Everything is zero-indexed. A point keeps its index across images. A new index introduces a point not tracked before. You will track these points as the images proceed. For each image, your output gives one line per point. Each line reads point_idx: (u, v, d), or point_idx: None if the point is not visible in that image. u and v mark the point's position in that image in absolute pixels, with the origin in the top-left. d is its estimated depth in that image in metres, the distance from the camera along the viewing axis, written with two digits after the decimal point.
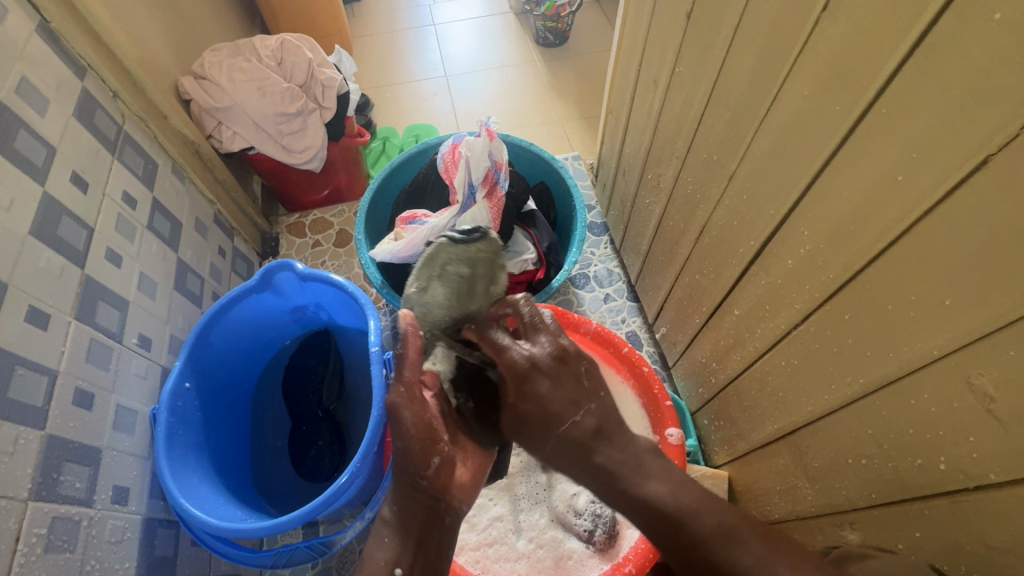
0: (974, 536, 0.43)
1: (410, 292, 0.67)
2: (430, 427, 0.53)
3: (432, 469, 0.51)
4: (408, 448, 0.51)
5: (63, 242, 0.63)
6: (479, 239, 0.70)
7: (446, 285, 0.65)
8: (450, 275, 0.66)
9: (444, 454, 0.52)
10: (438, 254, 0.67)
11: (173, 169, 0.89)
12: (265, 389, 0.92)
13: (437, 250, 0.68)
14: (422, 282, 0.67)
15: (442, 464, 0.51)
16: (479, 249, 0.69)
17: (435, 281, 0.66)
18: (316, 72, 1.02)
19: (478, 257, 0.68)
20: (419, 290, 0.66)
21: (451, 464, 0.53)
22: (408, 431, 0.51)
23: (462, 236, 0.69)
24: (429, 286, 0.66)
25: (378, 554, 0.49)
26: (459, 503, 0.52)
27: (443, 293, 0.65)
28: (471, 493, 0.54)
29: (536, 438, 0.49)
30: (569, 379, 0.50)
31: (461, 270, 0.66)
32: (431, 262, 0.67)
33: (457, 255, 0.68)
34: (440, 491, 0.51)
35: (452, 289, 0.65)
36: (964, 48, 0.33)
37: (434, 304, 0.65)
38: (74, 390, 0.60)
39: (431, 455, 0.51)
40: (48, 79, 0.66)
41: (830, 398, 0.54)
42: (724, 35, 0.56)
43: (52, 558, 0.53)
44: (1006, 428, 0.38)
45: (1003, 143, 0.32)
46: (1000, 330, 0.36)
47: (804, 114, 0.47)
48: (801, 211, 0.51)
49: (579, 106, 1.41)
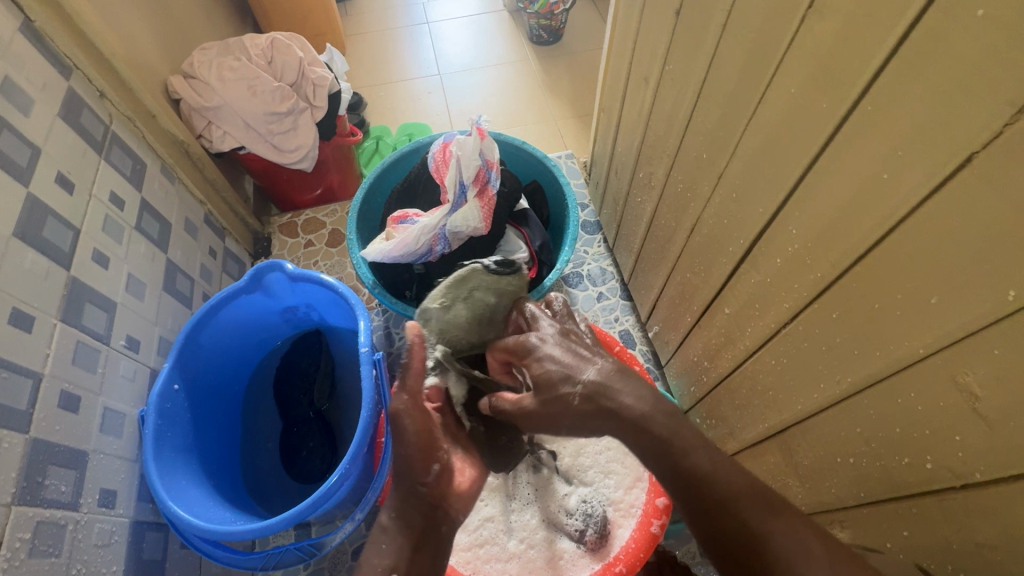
0: (962, 534, 0.43)
1: (431, 306, 0.69)
2: (430, 436, 0.54)
3: (432, 477, 0.52)
4: (408, 456, 0.52)
5: (48, 243, 0.63)
6: (513, 273, 0.70)
7: (470, 311, 0.67)
8: (476, 301, 0.68)
9: (443, 462, 0.54)
10: (471, 279, 0.68)
11: (162, 169, 0.89)
12: (256, 390, 0.91)
13: (471, 274, 0.69)
14: (446, 299, 0.68)
15: (442, 472, 0.53)
16: (509, 283, 0.69)
17: (460, 304, 0.68)
18: (306, 70, 1.01)
19: (508, 290, 0.69)
20: (442, 307, 0.68)
21: (450, 472, 0.54)
22: (409, 438, 0.52)
23: (499, 268, 0.69)
24: (453, 307, 0.68)
25: (376, 560, 0.46)
26: (457, 512, 0.53)
27: (466, 316, 0.67)
28: (470, 501, 0.55)
29: (558, 397, 0.49)
30: (576, 343, 0.53)
31: (489, 299, 0.68)
32: (462, 283, 0.68)
33: (488, 284, 0.69)
34: (439, 498, 0.52)
35: (476, 316, 0.68)
36: (947, 44, 0.33)
37: (454, 325, 0.68)
38: (59, 393, 0.59)
39: (431, 462, 0.52)
40: (33, 79, 0.66)
41: (819, 397, 0.54)
42: (713, 32, 0.56)
43: (37, 563, 0.53)
44: (993, 426, 0.38)
45: (988, 140, 0.32)
46: (985, 328, 0.36)
47: (792, 111, 0.47)
48: (789, 208, 0.50)
49: (573, 105, 1.40)
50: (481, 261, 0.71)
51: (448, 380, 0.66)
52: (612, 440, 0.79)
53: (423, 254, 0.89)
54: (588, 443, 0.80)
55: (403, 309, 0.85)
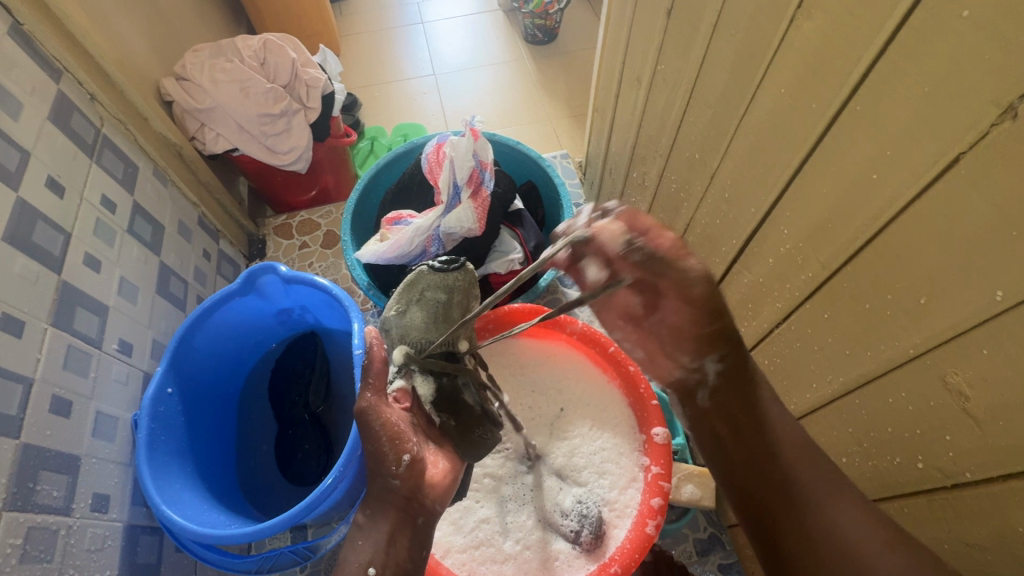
0: (953, 534, 0.43)
1: (389, 315, 0.70)
2: (397, 428, 0.53)
3: (402, 467, 0.51)
4: (376, 447, 0.51)
5: (38, 247, 0.62)
6: (459, 267, 0.71)
7: (423, 311, 0.68)
8: (428, 301, 0.69)
9: (414, 452, 0.52)
10: (420, 280, 0.69)
11: (155, 171, 0.89)
12: (251, 393, 0.91)
13: (419, 277, 0.70)
14: (400, 305, 0.69)
15: (413, 462, 0.52)
16: (457, 279, 0.70)
17: (414, 306, 0.68)
18: (299, 71, 1.01)
19: (457, 285, 0.70)
20: (398, 313, 0.69)
21: (422, 464, 0.53)
22: (377, 434, 0.52)
23: (443, 265, 0.70)
24: (408, 310, 0.69)
25: (353, 556, 0.46)
26: (432, 503, 0.52)
27: (421, 317, 0.68)
28: (446, 493, 0.55)
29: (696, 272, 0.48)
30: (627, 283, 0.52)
31: (439, 296, 0.69)
32: (412, 287, 0.70)
33: (437, 282, 0.70)
34: (412, 490, 0.51)
35: (430, 314, 0.68)
36: (933, 44, 0.33)
37: (412, 328, 0.68)
38: (51, 398, 0.59)
39: (401, 453, 0.51)
40: (23, 82, 0.65)
41: (811, 397, 0.54)
42: (704, 32, 0.56)
43: (29, 568, 0.53)
44: (982, 425, 0.38)
45: (974, 141, 0.32)
46: (973, 329, 0.36)
47: (781, 112, 0.47)
48: (781, 209, 0.50)
49: (568, 104, 1.40)
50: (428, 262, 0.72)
51: (415, 381, 0.65)
52: (607, 441, 0.79)
53: (417, 255, 0.89)
54: (582, 443, 0.80)
55: None
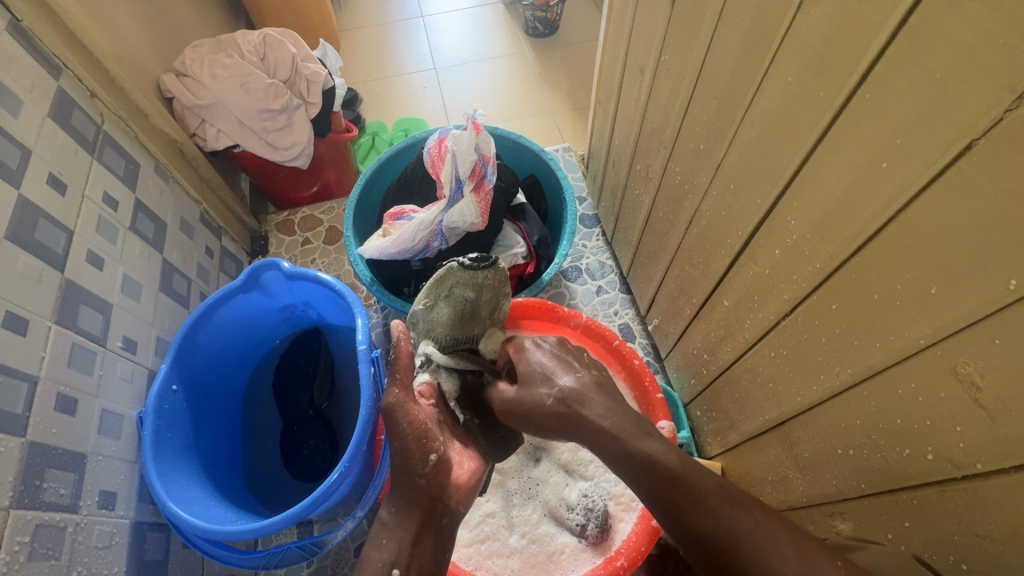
0: (963, 526, 0.43)
1: (418, 309, 0.73)
2: (425, 426, 0.53)
3: (429, 467, 0.51)
4: (405, 446, 0.52)
5: (41, 245, 0.62)
6: (489, 266, 0.71)
7: (450, 307, 0.70)
8: (456, 298, 0.71)
9: (440, 452, 0.53)
10: (448, 277, 0.70)
11: (156, 168, 0.88)
12: (256, 389, 0.91)
13: (448, 273, 0.71)
14: (429, 300, 0.72)
15: (440, 462, 0.52)
16: (486, 278, 0.71)
17: (442, 303, 0.71)
18: (300, 67, 1.01)
19: (485, 284, 0.71)
20: (426, 308, 0.72)
21: (447, 464, 0.54)
22: (404, 430, 0.52)
23: (473, 262, 0.71)
24: (435, 306, 0.71)
25: (377, 555, 0.47)
26: (456, 504, 0.52)
27: (447, 314, 0.71)
28: (470, 495, 0.55)
29: (537, 393, 0.53)
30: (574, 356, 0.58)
31: (467, 295, 0.70)
32: (441, 284, 0.71)
33: (465, 280, 0.70)
34: (438, 491, 0.51)
35: (457, 311, 0.71)
36: (945, 29, 0.32)
37: (437, 323, 0.72)
38: (56, 396, 0.59)
39: (428, 453, 0.52)
40: (21, 79, 0.65)
41: (818, 389, 0.54)
42: (709, 21, 0.55)
43: (37, 566, 0.53)
44: (994, 416, 0.37)
45: (988, 128, 0.31)
46: (986, 318, 0.35)
47: (788, 101, 0.46)
48: (787, 200, 0.50)
49: (570, 97, 1.39)
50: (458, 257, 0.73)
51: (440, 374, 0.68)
52: None
53: (419, 251, 0.89)
54: None
55: (402, 306, 0.85)
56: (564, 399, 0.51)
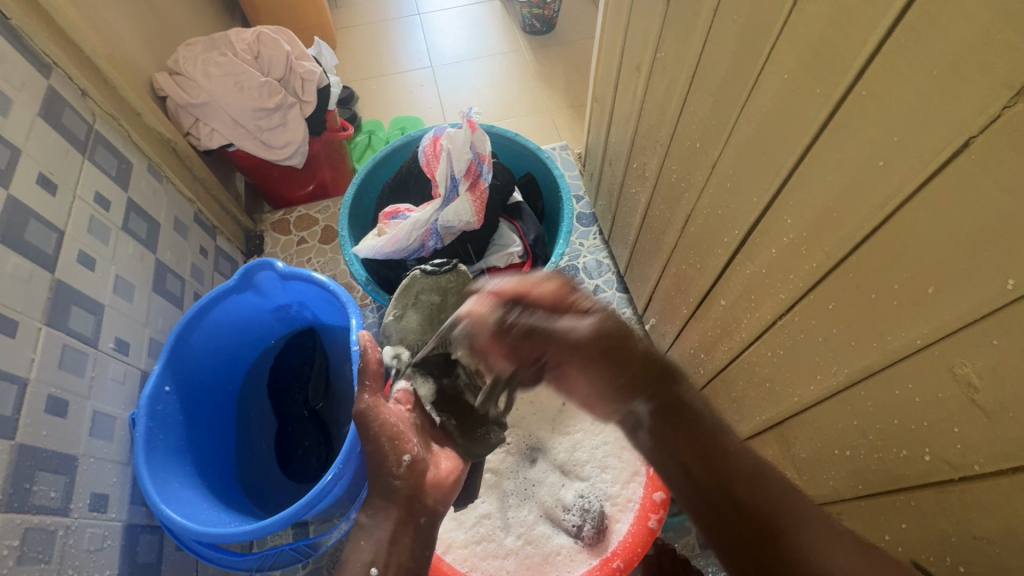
0: (961, 528, 0.42)
1: (387, 321, 0.73)
2: (395, 429, 0.55)
3: (403, 468, 0.51)
4: (377, 449, 0.53)
5: (31, 246, 0.62)
6: (450, 270, 0.75)
7: (418, 313, 0.72)
8: (423, 304, 0.73)
9: (414, 453, 0.53)
10: (412, 284, 0.73)
11: (149, 168, 0.87)
12: (251, 390, 0.90)
13: (413, 281, 0.74)
14: (397, 310, 0.73)
15: (414, 462, 0.52)
16: (450, 281, 0.74)
17: (410, 310, 0.72)
18: (294, 65, 1.00)
19: (449, 286, 0.74)
20: (395, 318, 0.72)
21: (423, 464, 0.53)
22: (374, 435, 0.54)
23: (434, 268, 0.74)
24: (404, 314, 0.72)
25: (356, 556, 0.46)
26: (434, 503, 0.51)
27: (416, 320, 0.72)
28: (450, 492, 0.54)
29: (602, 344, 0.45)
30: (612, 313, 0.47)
31: (433, 298, 0.73)
32: (407, 292, 0.73)
33: (430, 285, 0.74)
34: (414, 490, 0.51)
35: (425, 316, 0.72)
36: (943, 25, 0.31)
37: (408, 331, 0.72)
38: (46, 398, 0.58)
39: (401, 454, 0.52)
40: (11, 78, 0.64)
41: (815, 389, 0.54)
42: (704, 17, 0.55)
43: (26, 569, 0.53)
44: (991, 418, 0.37)
45: (986, 124, 0.31)
46: (984, 318, 0.35)
47: (784, 98, 0.46)
48: (784, 199, 0.50)
49: (567, 95, 1.38)
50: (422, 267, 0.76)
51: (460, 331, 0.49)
52: (609, 434, 0.79)
53: (415, 250, 0.88)
54: (584, 437, 0.80)
55: None
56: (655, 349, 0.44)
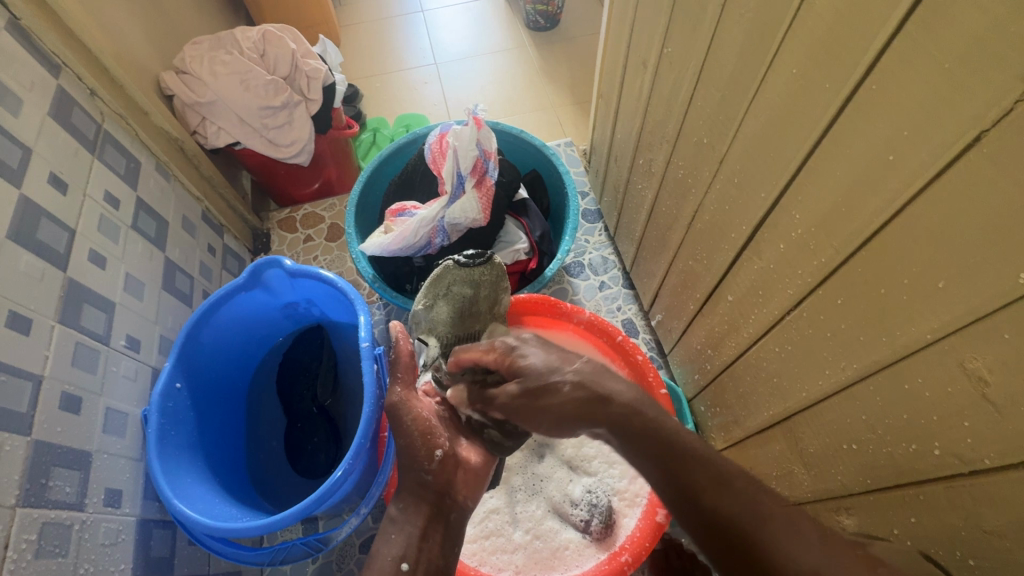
0: (970, 521, 0.43)
1: (418, 309, 0.74)
2: (429, 423, 0.55)
3: (435, 462, 0.53)
4: (410, 443, 0.53)
5: (43, 245, 0.62)
6: (484, 263, 0.73)
7: (449, 306, 0.71)
8: (454, 295, 0.72)
9: (446, 448, 0.54)
10: (445, 276, 0.72)
11: (157, 166, 0.88)
12: (262, 386, 0.91)
13: (445, 272, 0.72)
14: (428, 299, 0.73)
15: (446, 457, 0.53)
16: (482, 274, 0.72)
17: (440, 301, 0.72)
18: (300, 63, 1.00)
19: (482, 280, 0.72)
20: (426, 307, 0.73)
21: (456, 458, 0.55)
22: (409, 429, 0.54)
23: (469, 259, 0.72)
24: (435, 305, 0.72)
25: (387, 550, 0.46)
26: (465, 498, 0.53)
27: (447, 312, 0.71)
28: (478, 488, 0.55)
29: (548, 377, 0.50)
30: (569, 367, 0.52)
31: (465, 291, 0.72)
32: (438, 282, 0.72)
33: (463, 277, 0.72)
34: (446, 484, 0.52)
35: (456, 308, 0.72)
36: (955, 18, 0.31)
37: (438, 321, 0.72)
38: (60, 395, 0.59)
39: (433, 449, 0.53)
40: (21, 78, 0.65)
41: (823, 384, 0.54)
42: (712, 12, 0.55)
43: (44, 564, 0.53)
44: (1002, 412, 0.37)
45: (997, 118, 0.31)
46: (995, 312, 0.35)
47: (794, 92, 0.46)
48: (792, 193, 0.50)
49: (571, 91, 1.38)
50: (454, 256, 0.74)
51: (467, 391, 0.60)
52: None
53: (421, 248, 0.89)
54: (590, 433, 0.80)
55: (404, 302, 0.84)
56: (582, 382, 0.49)
